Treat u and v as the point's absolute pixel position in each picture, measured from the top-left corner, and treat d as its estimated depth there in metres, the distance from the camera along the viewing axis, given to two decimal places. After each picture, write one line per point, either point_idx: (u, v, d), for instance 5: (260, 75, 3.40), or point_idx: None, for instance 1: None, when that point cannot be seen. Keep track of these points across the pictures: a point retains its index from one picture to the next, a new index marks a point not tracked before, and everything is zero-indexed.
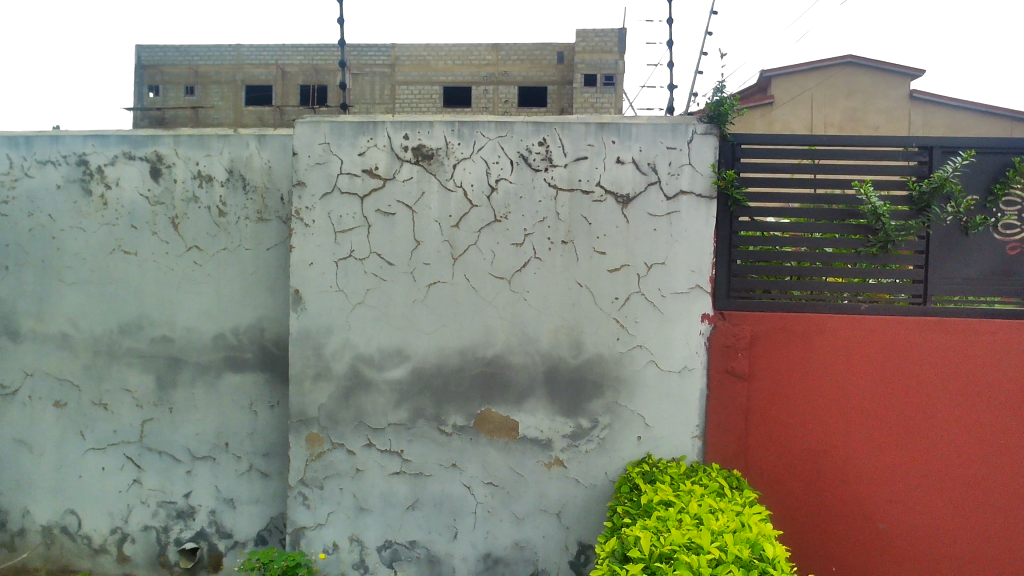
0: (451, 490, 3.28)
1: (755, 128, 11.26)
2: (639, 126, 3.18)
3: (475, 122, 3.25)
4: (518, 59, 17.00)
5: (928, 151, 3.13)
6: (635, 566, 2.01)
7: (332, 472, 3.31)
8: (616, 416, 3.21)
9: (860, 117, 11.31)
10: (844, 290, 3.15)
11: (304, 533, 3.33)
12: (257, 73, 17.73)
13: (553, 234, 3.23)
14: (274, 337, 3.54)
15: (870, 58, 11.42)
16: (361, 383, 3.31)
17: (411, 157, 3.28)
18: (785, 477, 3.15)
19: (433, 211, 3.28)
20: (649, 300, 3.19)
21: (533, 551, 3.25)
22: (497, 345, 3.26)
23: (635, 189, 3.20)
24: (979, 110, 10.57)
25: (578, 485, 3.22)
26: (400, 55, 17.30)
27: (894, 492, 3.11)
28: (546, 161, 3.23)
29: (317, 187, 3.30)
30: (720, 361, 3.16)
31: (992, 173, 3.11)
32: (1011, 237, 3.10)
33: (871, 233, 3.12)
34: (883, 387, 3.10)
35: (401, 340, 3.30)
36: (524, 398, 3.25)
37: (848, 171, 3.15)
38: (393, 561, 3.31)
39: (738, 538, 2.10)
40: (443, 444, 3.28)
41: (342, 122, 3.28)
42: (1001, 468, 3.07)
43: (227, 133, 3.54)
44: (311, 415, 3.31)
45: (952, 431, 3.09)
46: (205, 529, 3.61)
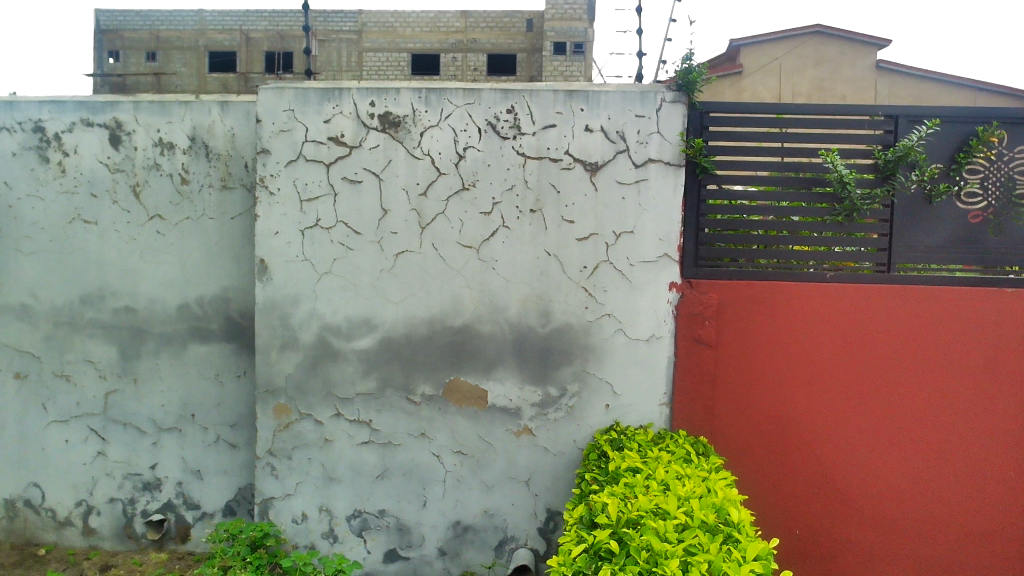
0: (420, 459, 3.28)
1: (724, 96, 11.27)
2: (607, 94, 3.17)
3: (443, 89, 3.20)
4: (487, 26, 16.83)
5: (894, 120, 3.15)
6: (601, 533, 2.01)
7: (300, 442, 3.30)
8: (584, 384, 3.22)
9: (828, 87, 11.32)
10: (809, 258, 3.17)
11: (272, 504, 3.32)
12: (221, 38, 17.28)
13: (521, 203, 3.22)
14: (240, 308, 3.51)
15: (838, 28, 11.42)
16: (329, 353, 3.29)
17: (378, 124, 3.24)
18: (752, 444, 3.19)
19: (400, 179, 3.25)
20: (617, 269, 3.20)
21: (503, 518, 3.27)
22: (466, 313, 3.25)
23: (604, 158, 3.19)
24: (945, 80, 10.60)
25: (547, 453, 3.24)
26: (367, 21, 16.95)
27: (858, 458, 3.18)
28: (514, 128, 3.20)
29: (282, 155, 3.25)
30: (688, 329, 3.18)
31: (955, 142, 3.15)
32: (974, 205, 3.15)
33: (838, 202, 3.14)
34: (852, 355, 3.15)
35: (369, 309, 3.28)
36: (492, 366, 3.25)
37: (814, 140, 3.16)
38: (363, 530, 3.32)
39: (704, 503, 2.12)
40: (412, 414, 3.28)
41: (306, 89, 3.22)
42: (958, 430, 3.15)
43: (189, 99, 3.47)
44: (278, 386, 3.29)
45: (912, 397, 3.15)
46: (172, 501, 3.59)
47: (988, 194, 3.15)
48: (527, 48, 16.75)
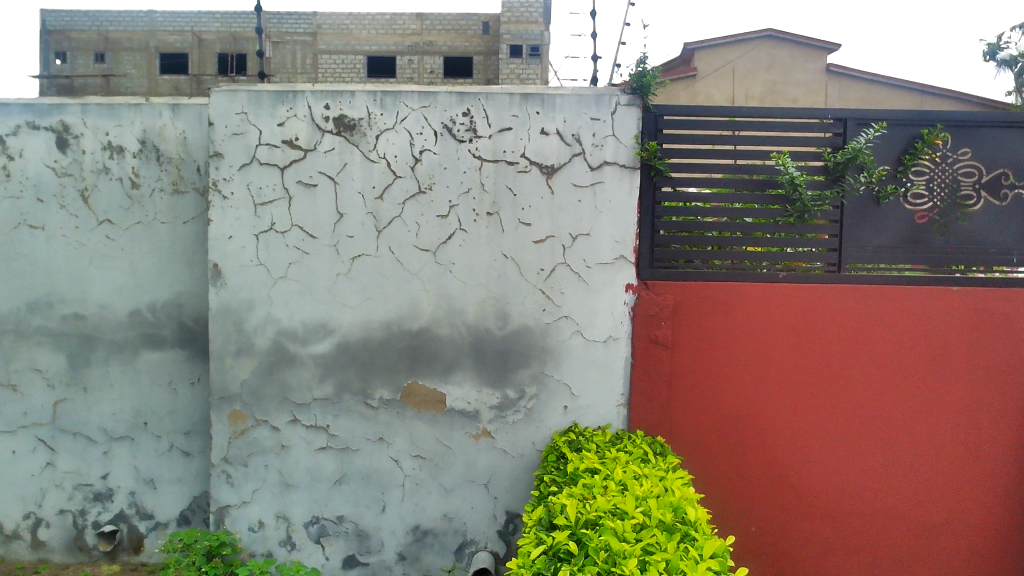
0: (379, 464, 3.26)
1: (678, 98, 11.42)
2: (562, 97, 3.18)
3: (398, 92, 3.19)
4: (444, 29, 15.56)
5: (842, 123, 3.22)
6: (560, 534, 2.02)
7: (256, 449, 3.26)
8: (542, 386, 3.23)
9: (780, 90, 11.51)
10: (763, 259, 3.23)
11: (228, 512, 3.28)
12: (172, 41, 16.79)
13: (478, 206, 3.22)
14: (193, 314, 3.46)
15: (789, 32, 11.60)
16: (284, 358, 3.25)
17: (332, 127, 3.21)
18: (708, 443, 3.23)
19: (356, 182, 3.23)
20: (574, 272, 3.21)
21: (462, 521, 3.27)
22: (423, 317, 3.24)
23: (560, 161, 3.20)
24: (892, 84, 10.82)
25: (506, 455, 3.24)
26: (320, 24, 15.52)
27: (810, 455, 3.23)
28: (469, 131, 3.20)
29: (235, 159, 3.21)
30: (644, 330, 3.21)
31: (902, 145, 3.22)
32: (920, 206, 3.23)
33: (789, 203, 3.20)
34: (804, 354, 3.21)
35: (325, 314, 3.25)
36: (450, 369, 3.24)
37: (766, 143, 3.21)
38: (321, 536, 3.29)
39: (661, 502, 2.14)
40: (370, 419, 3.26)
41: (259, 92, 3.19)
42: (905, 426, 3.22)
43: (139, 101, 3.41)
44: (233, 392, 3.25)
45: (862, 394, 3.22)
46: (124, 511, 3.52)
47: (933, 195, 3.24)
48: (483, 49, 15.50)
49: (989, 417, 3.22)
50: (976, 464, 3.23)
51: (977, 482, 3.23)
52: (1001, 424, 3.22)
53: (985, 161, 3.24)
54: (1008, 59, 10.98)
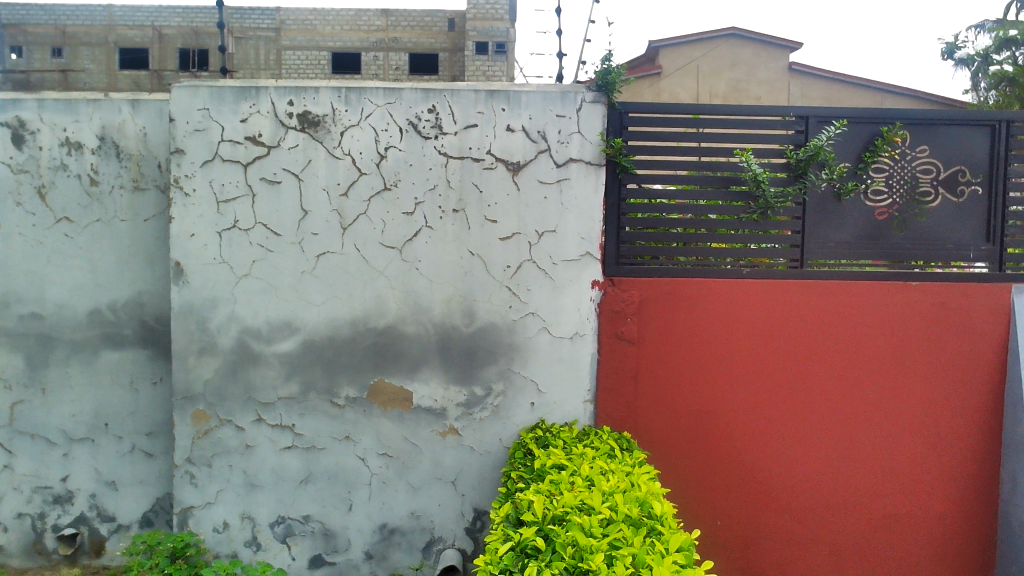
0: (345, 463, 3.24)
1: (643, 96, 11.52)
2: (528, 94, 3.18)
3: (362, 88, 3.17)
4: (409, 26, 14.59)
5: (804, 120, 3.26)
6: (528, 529, 2.02)
7: (220, 449, 3.23)
8: (509, 382, 3.23)
9: (742, 87, 11.63)
10: (727, 255, 3.26)
11: (192, 513, 3.24)
12: (131, 34, 15.79)
13: (443, 203, 3.21)
14: (155, 313, 3.42)
15: (751, 30, 11.70)
16: (248, 357, 3.22)
17: (296, 124, 3.18)
18: (674, 439, 3.25)
19: (320, 179, 3.20)
20: (541, 268, 3.21)
21: (429, 519, 3.26)
22: (390, 314, 3.22)
23: (526, 158, 3.20)
24: (852, 82, 10.97)
25: (473, 453, 3.24)
26: (286, 18, 14.32)
27: (774, 449, 3.27)
28: (435, 128, 3.19)
29: (197, 155, 3.17)
30: (609, 327, 3.23)
31: (862, 142, 3.28)
32: (880, 203, 3.29)
33: (752, 200, 3.24)
34: (767, 349, 3.24)
35: (290, 312, 3.22)
36: (417, 367, 3.23)
37: (729, 140, 3.23)
38: (287, 536, 3.26)
39: (627, 497, 2.16)
40: (336, 417, 3.24)
41: (222, 87, 3.15)
42: (866, 418, 3.28)
43: (97, 97, 3.35)
44: (197, 392, 3.21)
45: (824, 388, 3.26)
46: (85, 514, 3.47)
47: (893, 192, 3.30)
48: (451, 48, 14.43)
49: (946, 408, 3.29)
50: (936, 456, 3.30)
51: (935, 472, 3.29)
52: (959, 416, 3.29)
53: (942, 158, 3.31)
54: (965, 58, 11.19)
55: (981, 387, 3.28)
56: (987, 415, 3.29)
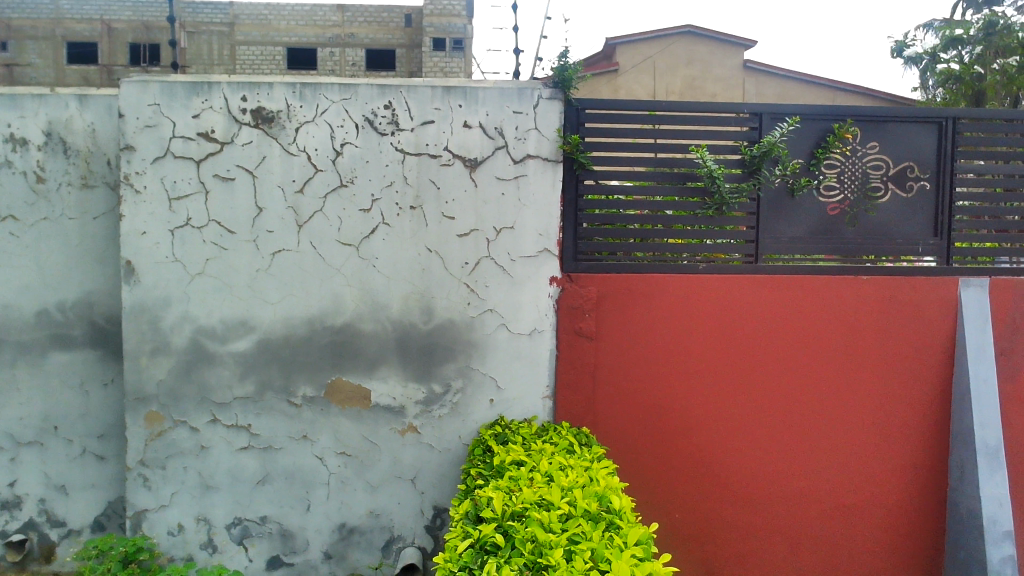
0: (302, 463, 3.21)
1: (600, 93, 11.58)
2: (485, 90, 3.17)
3: (317, 84, 3.14)
4: (365, 20, 13.67)
5: (758, 117, 3.29)
6: (487, 526, 2.02)
7: (174, 451, 3.18)
8: (468, 379, 3.22)
9: (699, 85, 11.72)
10: (683, 251, 3.30)
11: (146, 516, 3.19)
12: (79, 29, 14.69)
13: (401, 200, 3.19)
14: (105, 313, 3.35)
15: (706, 27, 11.82)
16: (202, 357, 3.17)
17: (250, 120, 3.14)
18: (632, 434, 3.27)
19: (275, 175, 3.16)
20: (499, 264, 3.21)
21: (388, 518, 3.24)
22: (347, 312, 3.20)
23: (483, 154, 3.19)
24: (806, 80, 11.12)
25: (432, 450, 3.22)
26: (239, 14, 13.51)
27: (730, 441, 3.31)
28: (392, 124, 3.17)
29: (147, 151, 3.12)
30: (568, 322, 3.22)
31: (815, 139, 3.33)
32: (832, 198, 3.35)
33: (708, 196, 3.28)
34: (723, 343, 3.28)
35: (244, 311, 3.18)
36: (375, 365, 3.21)
37: (685, 137, 3.27)
38: (243, 538, 3.22)
39: (586, 492, 2.17)
40: (293, 416, 3.20)
41: (172, 83, 3.10)
42: (818, 410, 3.33)
43: (43, 92, 3.27)
44: (149, 393, 3.16)
45: (778, 381, 3.31)
46: (34, 519, 3.39)
47: (844, 187, 3.36)
48: (406, 43, 13.80)
49: (896, 399, 3.36)
50: (886, 446, 3.37)
51: (886, 462, 3.37)
52: (909, 407, 3.36)
53: (892, 155, 3.38)
54: (914, 56, 11.41)
55: (930, 378, 3.36)
56: (935, 405, 3.37)
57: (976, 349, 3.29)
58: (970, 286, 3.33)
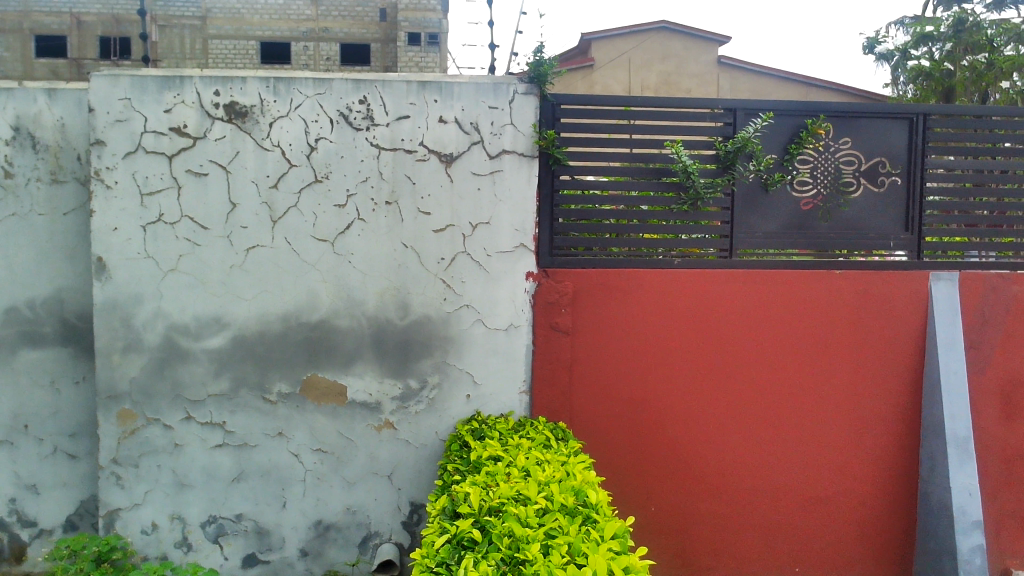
0: (278, 459, 3.19)
1: (575, 87, 11.60)
2: (460, 85, 3.16)
3: (291, 79, 3.11)
4: (340, 14, 13.33)
5: (732, 113, 3.32)
6: (464, 521, 2.01)
7: (147, 449, 3.15)
8: (444, 375, 3.21)
9: (674, 80, 11.76)
10: (658, 246, 3.31)
11: (119, 515, 3.16)
12: (48, 22, 14.06)
13: (376, 195, 3.17)
14: (76, 310, 3.31)
15: (680, 23, 11.88)
16: (175, 354, 3.14)
17: (222, 114, 3.11)
18: (607, 427, 3.28)
19: (249, 170, 3.14)
20: (474, 260, 3.20)
21: (365, 514, 3.23)
22: (322, 308, 3.18)
23: (459, 149, 3.18)
24: (781, 75, 11.20)
25: (409, 446, 3.22)
26: (211, 7, 13.25)
27: (704, 435, 3.33)
28: (366, 119, 3.15)
29: (118, 146, 3.08)
30: (544, 317, 3.24)
31: (789, 134, 3.35)
32: (805, 193, 3.37)
33: (683, 191, 3.30)
34: (697, 337, 3.30)
35: (219, 307, 3.15)
36: (351, 361, 3.19)
37: (660, 132, 3.28)
38: (218, 536, 3.20)
39: (563, 486, 2.17)
40: (268, 413, 3.18)
41: (144, 77, 3.06)
42: (791, 404, 3.36)
43: (11, 86, 3.22)
44: (122, 391, 3.13)
45: (751, 374, 3.34)
46: (5, 519, 3.34)
47: (817, 182, 3.39)
48: (382, 36, 13.34)
49: (868, 392, 3.40)
50: (860, 439, 3.40)
51: (858, 453, 3.41)
52: (880, 400, 3.40)
53: (864, 150, 3.41)
54: (885, 52, 11.54)
55: (902, 371, 3.40)
56: (907, 398, 3.41)
57: (946, 343, 3.34)
58: (941, 280, 3.39)
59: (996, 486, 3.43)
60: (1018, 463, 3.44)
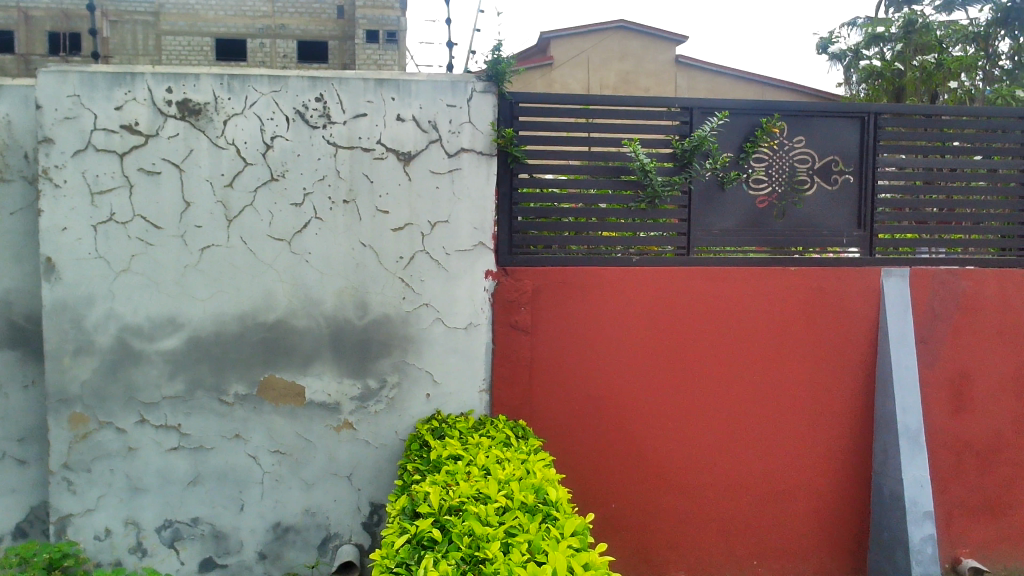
0: (235, 462, 3.15)
1: (534, 84, 11.61)
2: (418, 83, 3.14)
3: (246, 76, 3.07)
4: (297, 11, 12.60)
5: (689, 111, 3.35)
6: (424, 521, 2.00)
7: (100, 453, 3.09)
8: (403, 374, 3.20)
9: (632, 79, 11.86)
10: (617, 244, 3.33)
11: (71, 521, 3.10)
12: None
13: (333, 194, 3.15)
14: (25, 313, 3.23)
15: (638, 22, 11.95)
16: (129, 356, 3.09)
17: (176, 112, 3.06)
18: (567, 425, 3.29)
19: (203, 169, 3.09)
20: (434, 259, 3.18)
21: (324, 515, 3.20)
22: (279, 308, 3.14)
23: (417, 147, 3.16)
24: (736, 74, 11.36)
25: (368, 446, 3.20)
26: None
27: (664, 431, 3.35)
28: (323, 117, 3.12)
29: (67, 144, 3.01)
30: (503, 316, 3.23)
31: (745, 132, 3.40)
32: (761, 191, 3.42)
33: (641, 189, 3.32)
34: (657, 334, 3.32)
35: (173, 308, 3.10)
36: (309, 361, 3.16)
37: (618, 130, 3.30)
38: (174, 540, 3.15)
39: (523, 484, 2.18)
40: (224, 415, 3.14)
41: (94, 73, 3.00)
42: (748, 400, 3.40)
43: None
44: (73, 394, 3.06)
45: (710, 371, 3.37)
46: None
47: (773, 180, 3.43)
48: (340, 35, 12.57)
49: (823, 387, 3.45)
50: (815, 434, 3.46)
51: (813, 448, 3.46)
52: (835, 395, 3.46)
53: (817, 149, 3.47)
54: (838, 52, 11.73)
55: (856, 366, 3.47)
56: (860, 392, 3.48)
57: (897, 338, 3.40)
58: (892, 276, 3.45)
59: (946, 477, 3.51)
60: (965, 455, 3.52)
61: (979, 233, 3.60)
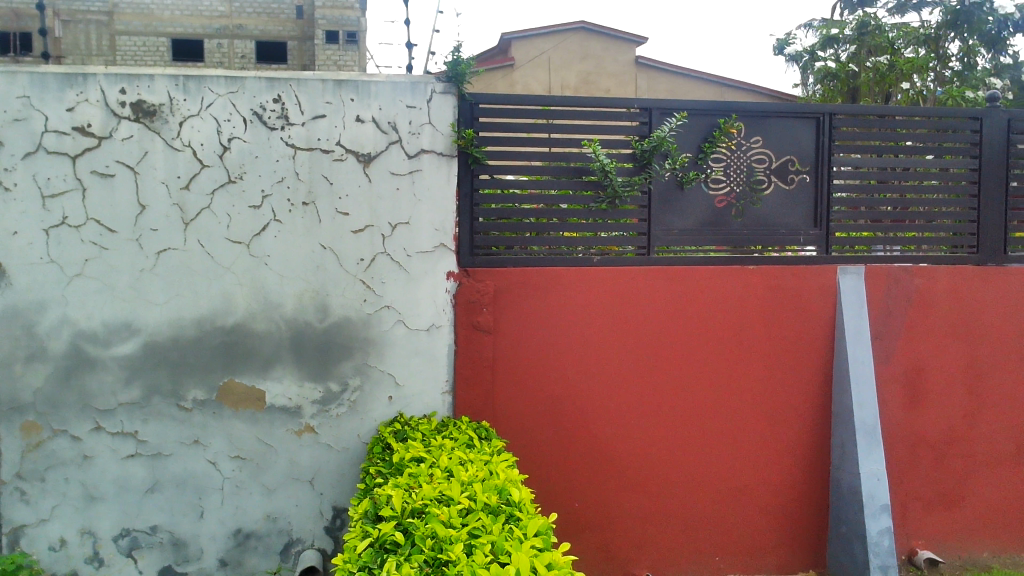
0: (194, 468, 3.11)
1: (494, 86, 11.61)
2: (377, 84, 3.12)
3: (202, 77, 3.03)
4: (254, 10, 10.79)
5: (648, 112, 3.37)
6: (386, 525, 1.99)
7: (55, 462, 3.03)
8: (365, 376, 3.18)
9: (593, 80, 11.90)
10: (578, 245, 3.35)
11: (24, 532, 3.03)
12: None
13: (292, 196, 3.11)
14: None
15: (598, 23, 11.99)
16: (83, 362, 3.03)
17: (129, 113, 3.00)
18: (531, 425, 3.30)
19: (159, 171, 3.04)
20: (395, 260, 3.17)
21: (286, 521, 3.17)
22: (238, 312, 3.10)
23: (377, 148, 3.14)
24: (695, 75, 11.47)
25: (330, 450, 3.17)
26: None
27: (626, 430, 3.37)
28: (281, 118, 3.09)
29: (17, 147, 2.95)
30: (466, 317, 3.22)
31: (703, 133, 3.43)
32: (719, 191, 3.46)
33: (601, 189, 3.33)
34: (618, 333, 3.34)
35: (128, 313, 3.05)
36: (269, 365, 3.12)
37: (578, 131, 3.31)
38: (132, 549, 3.09)
39: (486, 485, 2.17)
40: (182, 421, 3.09)
41: (44, 74, 2.94)
42: (709, 397, 3.44)
43: None
44: (26, 402, 3.00)
45: (671, 369, 3.40)
46: None
47: (731, 180, 3.47)
48: (300, 36, 10.81)
49: (782, 383, 3.50)
50: (774, 430, 3.50)
51: (773, 444, 3.50)
52: (794, 391, 3.51)
53: (774, 149, 3.51)
54: (795, 54, 11.88)
55: (814, 363, 3.52)
56: (818, 387, 3.53)
57: (853, 334, 3.46)
58: (848, 274, 3.49)
59: (902, 470, 3.58)
60: (921, 448, 3.59)
61: (932, 230, 3.67)
